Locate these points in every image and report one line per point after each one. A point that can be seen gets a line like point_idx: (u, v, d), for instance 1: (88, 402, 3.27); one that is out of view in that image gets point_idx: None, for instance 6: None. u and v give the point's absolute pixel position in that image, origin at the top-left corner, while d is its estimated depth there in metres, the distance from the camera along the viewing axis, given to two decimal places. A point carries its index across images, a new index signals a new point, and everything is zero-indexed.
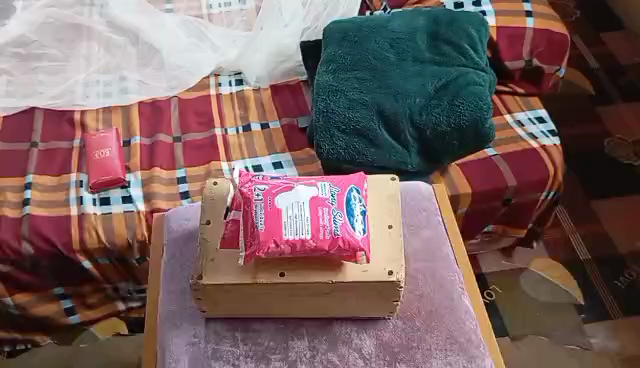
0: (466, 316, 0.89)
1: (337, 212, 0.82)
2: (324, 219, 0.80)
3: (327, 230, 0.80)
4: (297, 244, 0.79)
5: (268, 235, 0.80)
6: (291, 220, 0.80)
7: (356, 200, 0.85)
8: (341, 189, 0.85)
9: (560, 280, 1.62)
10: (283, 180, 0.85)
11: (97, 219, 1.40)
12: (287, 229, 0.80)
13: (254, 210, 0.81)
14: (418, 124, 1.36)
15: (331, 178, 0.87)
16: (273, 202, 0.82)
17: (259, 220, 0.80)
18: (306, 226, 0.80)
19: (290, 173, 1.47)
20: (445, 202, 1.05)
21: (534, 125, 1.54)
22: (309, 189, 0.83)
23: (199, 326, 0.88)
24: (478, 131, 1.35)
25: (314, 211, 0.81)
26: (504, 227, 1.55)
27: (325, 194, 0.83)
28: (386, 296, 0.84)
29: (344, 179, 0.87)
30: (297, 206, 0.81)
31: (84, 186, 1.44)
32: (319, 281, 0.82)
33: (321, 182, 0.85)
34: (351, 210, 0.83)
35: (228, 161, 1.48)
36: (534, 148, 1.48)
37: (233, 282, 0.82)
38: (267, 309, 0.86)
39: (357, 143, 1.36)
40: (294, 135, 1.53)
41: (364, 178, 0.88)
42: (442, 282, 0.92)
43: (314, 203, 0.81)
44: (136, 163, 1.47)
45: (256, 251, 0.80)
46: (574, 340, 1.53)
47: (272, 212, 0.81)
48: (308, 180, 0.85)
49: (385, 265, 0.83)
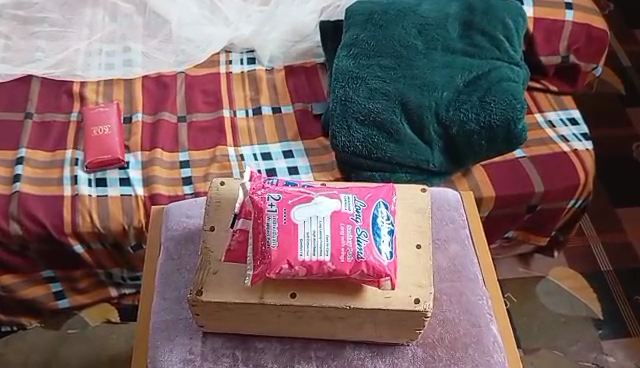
0: (494, 347, 0.80)
1: (362, 231, 0.73)
2: (347, 239, 0.73)
3: (349, 252, 0.72)
4: (314, 267, 0.72)
5: (282, 254, 0.72)
6: (309, 238, 0.72)
7: (382, 216, 0.76)
8: (367, 204, 0.76)
9: (579, 292, 1.53)
10: (301, 189, 0.77)
11: (92, 201, 1.30)
12: (304, 250, 0.72)
13: (267, 224, 0.73)
14: (444, 120, 1.25)
15: (356, 189, 0.78)
16: (290, 215, 0.74)
17: (272, 236, 0.73)
18: (325, 246, 0.72)
19: (301, 163, 1.35)
20: (474, 213, 0.96)
21: (566, 126, 1.43)
22: (330, 202, 0.75)
23: (195, 341, 0.79)
24: (509, 132, 1.24)
25: (335, 229, 0.73)
26: (526, 234, 1.45)
27: (348, 210, 0.75)
28: (408, 325, 0.75)
29: (370, 191, 0.78)
30: (317, 223, 0.73)
31: (79, 165, 1.34)
32: (335, 306, 0.73)
33: (345, 194, 0.77)
34: (378, 229, 0.75)
35: (235, 146, 1.38)
36: (565, 153, 1.38)
37: (233, 302, 0.74)
38: (273, 327, 0.77)
39: (376, 136, 1.25)
40: (308, 122, 1.42)
41: (392, 191, 0.80)
42: (469, 307, 0.82)
43: (335, 220, 0.73)
44: (136, 143, 1.37)
45: (266, 270, 0.72)
46: (591, 357, 1.44)
47: (288, 227, 0.73)
48: (330, 192, 0.77)
49: (411, 291, 0.75)
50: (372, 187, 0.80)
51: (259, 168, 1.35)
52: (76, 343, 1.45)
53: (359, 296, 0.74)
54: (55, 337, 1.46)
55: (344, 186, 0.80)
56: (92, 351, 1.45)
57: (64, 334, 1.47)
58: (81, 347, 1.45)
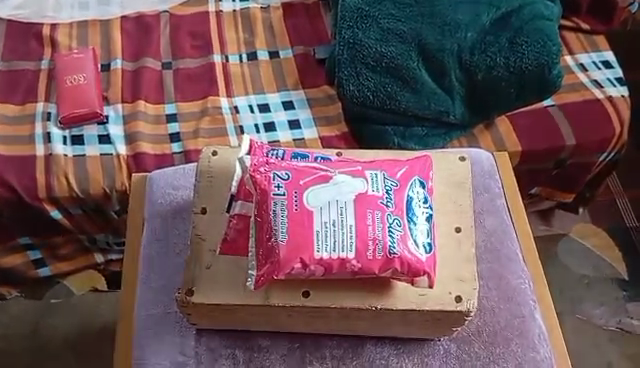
0: (539, 340, 0.70)
1: (395, 219, 0.65)
2: (377, 231, 0.64)
3: (379, 248, 0.64)
4: (337, 265, 0.64)
5: (294, 250, 0.64)
6: (329, 230, 0.64)
7: (417, 198, 0.68)
8: (399, 183, 0.68)
9: (604, 251, 1.39)
10: (317, 166, 0.68)
11: (67, 162, 1.15)
12: (322, 246, 0.64)
13: (275, 213, 0.65)
14: (468, 66, 1.10)
15: (384, 164, 0.69)
16: (303, 201, 0.65)
17: (281, 230, 0.64)
18: (349, 241, 0.64)
19: (303, 115, 1.20)
20: (508, 177, 0.84)
21: (599, 70, 1.27)
22: (355, 182, 0.67)
23: (186, 341, 0.71)
24: (542, 78, 1.10)
25: (361, 217, 0.65)
26: (550, 190, 1.31)
27: (377, 192, 0.66)
28: (441, 326, 0.68)
29: (400, 166, 0.69)
30: (337, 211, 0.65)
31: (52, 120, 1.18)
32: (358, 307, 0.66)
33: (370, 170, 0.68)
34: (412, 214, 0.67)
35: (228, 97, 1.21)
36: (598, 99, 1.22)
37: (232, 303, 0.67)
38: (281, 324, 0.69)
39: (389, 85, 1.10)
40: (309, 68, 1.25)
41: (429, 166, 0.71)
42: (510, 293, 0.72)
43: (360, 206, 0.65)
44: (116, 94, 1.21)
45: (273, 272, 0.64)
46: (616, 321, 1.33)
47: (302, 217, 0.64)
48: (354, 169, 0.68)
49: (451, 287, 0.67)
50: (402, 159, 0.71)
51: (256, 121, 1.19)
52: (61, 314, 1.34)
53: (386, 295, 0.67)
54: (38, 308, 1.35)
55: (369, 160, 0.71)
56: (78, 322, 1.33)
57: (47, 304, 1.35)
58: (66, 317, 1.34)
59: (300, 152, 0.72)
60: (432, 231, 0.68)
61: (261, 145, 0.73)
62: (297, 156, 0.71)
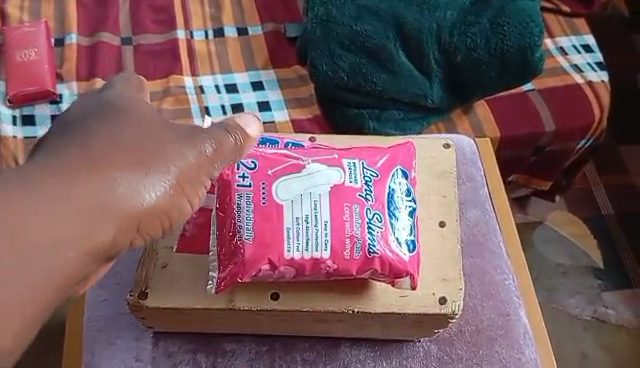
0: (525, 340, 0.67)
1: (375, 214, 0.62)
2: (355, 229, 0.60)
3: (357, 247, 0.60)
4: (310, 266, 0.60)
5: (262, 249, 0.59)
6: (300, 227, 0.60)
7: (399, 190, 0.64)
8: (380, 174, 0.64)
9: (579, 239, 1.37)
10: (289, 155, 0.64)
11: (16, 145, 1.04)
12: (293, 245, 0.60)
13: (240, 208, 0.61)
14: (446, 47, 1.05)
15: (364, 152, 0.66)
16: (273, 195, 0.61)
17: (247, 229, 0.60)
18: (324, 239, 0.60)
19: (273, 97, 1.13)
20: (492, 166, 0.80)
21: (579, 54, 1.23)
22: (331, 173, 0.62)
23: (143, 345, 0.68)
24: (524, 61, 1.05)
25: (338, 213, 0.61)
26: (527, 178, 1.26)
27: (355, 184, 0.62)
28: (423, 328, 0.65)
29: (379, 155, 0.66)
30: (311, 207, 0.61)
31: (0, 98, 1.09)
32: (333, 311, 0.62)
33: (347, 159, 0.64)
34: (394, 208, 0.63)
35: (193, 76, 1.14)
36: (578, 85, 1.19)
37: (191, 306, 0.63)
38: (249, 326, 0.66)
39: (365, 66, 1.05)
40: (280, 47, 1.18)
41: (413, 156, 0.67)
42: (493, 290, 0.69)
43: (336, 199, 0.61)
44: (71, 71, 1.12)
45: (237, 274, 0.60)
46: (591, 310, 1.30)
47: (270, 213, 0.61)
48: (330, 159, 0.64)
49: (435, 288, 0.64)
50: (381, 147, 0.67)
51: (223, 102, 1.12)
52: None
53: (364, 297, 0.63)
54: None
55: (347, 149, 0.67)
56: None
57: None
58: None
59: (269, 138, 0.69)
60: (415, 227, 0.64)
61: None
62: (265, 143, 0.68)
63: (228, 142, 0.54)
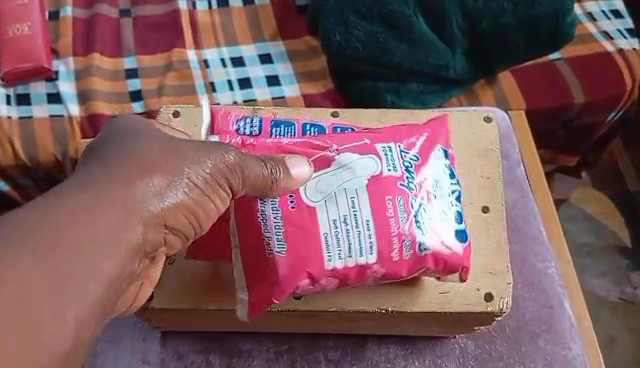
0: (570, 333, 0.66)
1: (421, 204, 0.57)
2: (403, 227, 0.56)
3: (406, 247, 0.55)
4: (359, 273, 0.56)
5: (300, 262, 0.55)
6: (340, 232, 0.55)
7: (443, 172, 0.60)
8: (420, 157, 0.59)
9: (606, 217, 1.28)
10: (314, 145, 0.58)
11: (12, 126, 0.98)
12: (334, 254, 0.55)
13: (266, 217, 0.56)
14: (470, 13, 0.97)
15: (398, 133, 0.60)
16: (302, 199, 0.56)
17: (278, 239, 0.55)
18: (368, 243, 0.55)
19: (283, 70, 1.06)
20: (526, 142, 0.81)
21: (609, 20, 1.15)
22: (368, 163, 0.57)
23: (151, 347, 0.64)
24: (555, 26, 0.98)
25: (380, 208, 0.56)
26: (554, 153, 1.18)
27: (396, 172, 0.57)
28: (466, 324, 0.62)
29: (412, 137, 0.60)
30: (349, 205, 0.56)
31: None
32: (366, 310, 0.59)
33: (379, 143, 0.59)
34: (440, 197, 0.59)
35: (197, 49, 1.06)
36: (608, 53, 1.10)
37: (207, 305, 0.60)
38: (273, 324, 0.63)
39: (382, 35, 0.98)
40: (289, 16, 1.10)
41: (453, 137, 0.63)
42: (536, 280, 0.68)
43: (378, 192, 0.56)
44: (67, 46, 1.05)
45: (274, 294, 0.55)
46: (619, 292, 1.23)
47: (300, 218, 0.55)
48: (361, 147, 0.58)
49: (480, 283, 0.60)
50: (412, 126, 0.61)
51: (230, 77, 1.04)
52: None
53: (398, 295, 0.59)
54: None
55: (376, 130, 0.61)
56: None
57: None
58: None
59: (281, 120, 0.63)
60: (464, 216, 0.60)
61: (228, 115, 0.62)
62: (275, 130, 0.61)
63: (262, 173, 0.51)
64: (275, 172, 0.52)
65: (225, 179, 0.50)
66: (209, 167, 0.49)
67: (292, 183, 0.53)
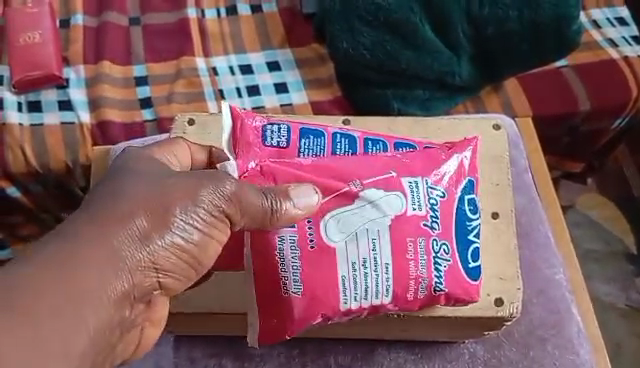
0: (578, 338, 0.67)
1: (442, 245, 0.59)
2: (421, 270, 0.57)
3: (421, 288, 0.58)
4: (371, 311, 0.59)
5: (315, 301, 0.57)
6: (358, 274, 0.57)
7: (467, 208, 0.61)
8: (447, 194, 0.60)
9: (611, 223, 1.28)
10: (337, 174, 0.58)
11: (23, 133, 0.99)
12: (349, 295, 0.57)
13: (284, 256, 0.57)
14: (476, 20, 0.97)
15: (429, 164, 0.60)
16: (324, 238, 0.57)
17: (295, 279, 0.57)
18: (386, 286, 0.57)
19: (291, 77, 1.07)
20: (532, 143, 0.81)
21: (614, 27, 1.16)
22: (393, 201, 0.58)
23: (165, 351, 0.66)
24: (559, 32, 0.98)
25: (401, 249, 0.57)
26: (560, 159, 1.19)
27: (419, 211, 0.58)
28: (476, 328, 0.62)
29: (437, 168, 0.60)
30: (370, 247, 0.57)
31: (5, 84, 1.03)
32: (377, 314, 0.60)
33: (405, 178, 0.59)
34: (461, 236, 0.60)
35: (206, 57, 1.07)
36: (613, 60, 1.11)
37: (223, 308, 0.61)
38: None
39: (389, 42, 0.98)
40: (296, 24, 1.11)
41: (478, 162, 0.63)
42: (544, 286, 0.68)
43: (399, 235, 0.58)
44: (77, 53, 1.06)
45: (287, 332, 0.58)
46: (625, 297, 1.23)
47: (320, 258, 0.57)
48: (387, 183, 0.58)
49: (490, 289, 0.61)
50: (438, 153, 0.61)
51: (238, 84, 1.06)
52: None
53: None
54: None
55: (402, 157, 0.60)
56: None
57: None
58: None
59: (310, 129, 0.63)
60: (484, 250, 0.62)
61: (256, 131, 0.61)
62: (303, 144, 0.62)
63: (262, 204, 0.53)
64: (279, 203, 0.54)
65: (220, 212, 0.51)
66: (204, 202, 0.50)
67: (298, 213, 0.54)
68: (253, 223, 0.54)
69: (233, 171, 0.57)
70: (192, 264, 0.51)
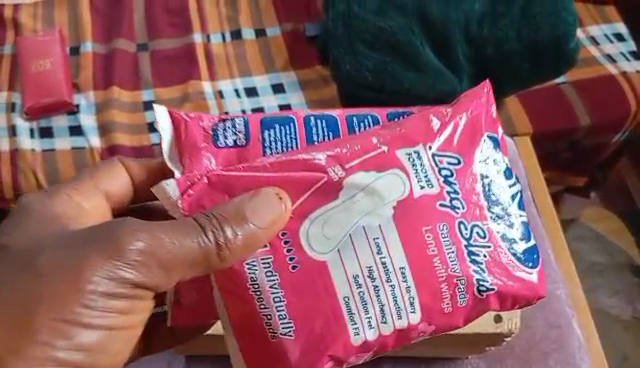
0: (579, 352, 0.70)
1: (473, 227, 0.58)
2: (455, 269, 0.57)
3: (461, 292, 0.57)
4: (397, 336, 0.58)
5: (316, 339, 0.56)
6: (363, 290, 0.56)
7: (496, 175, 0.60)
8: (462, 159, 0.59)
9: (616, 235, 1.28)
10: (313, 164, 0.56)
11: (35, 158, 1.02)
12: (364, 323, 0.56)
13: (260, 288, 0.55)
14: (475, 41, 1.01)
15: (426, 129, 0.58)
16: (308, 255, 0.56)
17: (282, 317, 0.55)
18: (409, 300, 0.56)
19: (295, 99, 1.09)
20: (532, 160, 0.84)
21: (612, 43, 1.18)
22: (404, 184, 0.57)
23: None
24: (558, 50, 1.00)
25: (416, 254, 0.56)
26: (561, 174, 1.20)
27: (433, 188, 0.57)
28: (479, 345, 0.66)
29: (440, 132, 0.59)
30: (374, 251, 0.56)
31: (17, 111, 1.07)
32: None
33: (401, 149, 0.57)
34: (493, 207, 0.59)
35: (212, 81, 1.10)
36: (611, 76, 1.13)
37: None
38: None
39: (391, 64, 1.01)
40: (299, 47, 1.14)
41: (494, 117, 0.62)
42: (545, 302, 0.72)
43: (412, 227, 0.56)
44: (87, 79, 1.09)
45: None
46: (630, 309, 1.23)
47: (308, 280, 0.56)
48: (385, 160, 0.57)
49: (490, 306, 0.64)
50: (437, 116, 0.59)
51: (243, 107, 1.08)
52: None
53: None
54: None
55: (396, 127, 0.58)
56: None
57: None
58: None
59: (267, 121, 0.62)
60: (529, 230, 0.61)
61: (206, 132, 0.59)
62: (267, 136, 0.61)
63: (198, 243, 0.55)
64: (224, 231, 0.54)
65: (162, 251, 0.55)
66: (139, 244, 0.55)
67: (255, 230, 0.54)
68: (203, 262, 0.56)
69: (174, 189, 0.54)
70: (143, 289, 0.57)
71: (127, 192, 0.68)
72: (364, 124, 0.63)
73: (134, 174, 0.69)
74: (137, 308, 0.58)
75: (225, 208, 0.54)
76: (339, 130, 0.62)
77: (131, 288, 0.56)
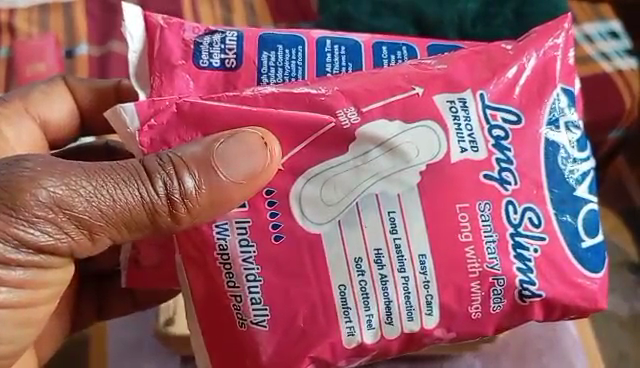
0: None
1: (528, 212, 0.54)
2: (493, 265, 0.54)
3: (496, 295, 0.54)
4: (404, 340, 0.56)
5: (299, 330, 0.54)
6: (365, 281, 0.54)
7: (566, 144, 0.56)
8: (522, 120, 0.55)
9: None
10: (320, 102, 0.54)
11: None
12: (363, 323, 0.54)
13: (232, 261, 0.53)
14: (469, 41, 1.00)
15: (478, 77, 0.56)
16: (297, 223, 0.53)
17: (255, 301, 0.54)
18: (427, 299, 0.54)
19: None
20: None
21: (606, 41, 1.18)
22: (442, 139, 0.54)
23: None
24: None
25: (439, 245, 0.53)
26: None
27: (476, 153, 0.54)
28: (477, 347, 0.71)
29: (494, 79, 0.55)
30: (388, 230, 0.53)
31: None
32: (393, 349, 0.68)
33: (439, 95, 0.55)
34: (553, 184, 0.55)
35: None
36: (607, 74, 1.13)
37: None
38: None
39: None
40: None
41: (572, 66, 0.58)
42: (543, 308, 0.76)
43: (438, 202, 0.53)
44: None
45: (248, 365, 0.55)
46: None
47: (289, 256, 0.53)
48: (419, 106, 0.54)
49: None
50: (495, 59, 0.56)
51: None
52: None
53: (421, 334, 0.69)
54: None
55: (436, 65, 0.56)
56: None
57: None
58: None
59: (272, 38, 0.62)
60: (597, 223, 0.57)
61: (186, 45, 0.61)
62: (265, 59, 0.61)
63: (133, 197, 0.54)
64: (182, 181, 0.53)
65: (73, 210, 0.54)
66: (42, 194, 0.53)
67: (222, 180, 0.53)
68: (141, 220, 0.55)
69: (132, 120, 0.53)
70: (58, 256, 0.57)
71: (72, 116, 0.76)
72: (395, 55, 0.62)
73: (78, 97, 0.76)
74: (55, 278, 0.59)
75: (188, 150, 0.52)
76: (362, 61, 0.61)
77: (40, 254, 0.56)
